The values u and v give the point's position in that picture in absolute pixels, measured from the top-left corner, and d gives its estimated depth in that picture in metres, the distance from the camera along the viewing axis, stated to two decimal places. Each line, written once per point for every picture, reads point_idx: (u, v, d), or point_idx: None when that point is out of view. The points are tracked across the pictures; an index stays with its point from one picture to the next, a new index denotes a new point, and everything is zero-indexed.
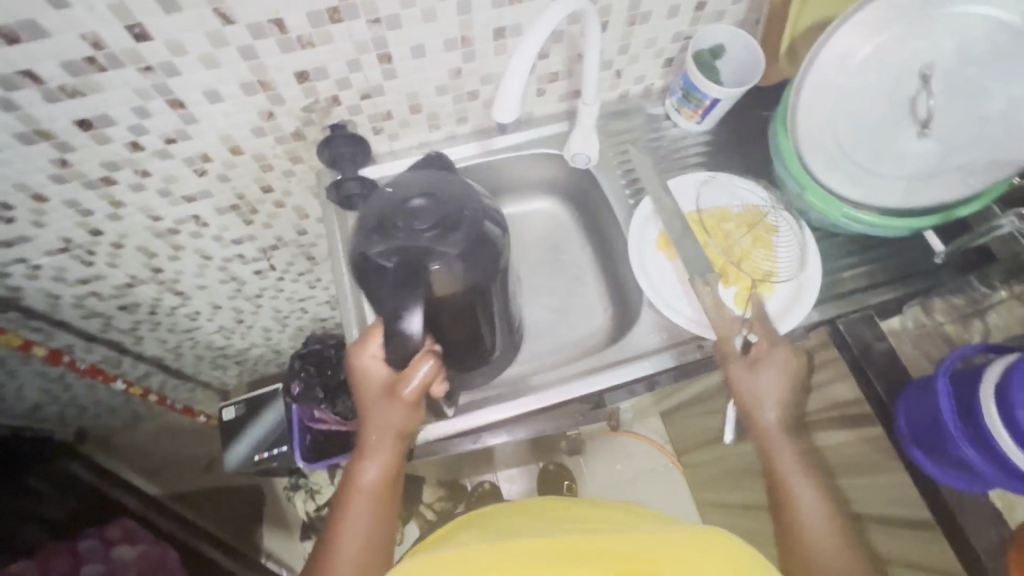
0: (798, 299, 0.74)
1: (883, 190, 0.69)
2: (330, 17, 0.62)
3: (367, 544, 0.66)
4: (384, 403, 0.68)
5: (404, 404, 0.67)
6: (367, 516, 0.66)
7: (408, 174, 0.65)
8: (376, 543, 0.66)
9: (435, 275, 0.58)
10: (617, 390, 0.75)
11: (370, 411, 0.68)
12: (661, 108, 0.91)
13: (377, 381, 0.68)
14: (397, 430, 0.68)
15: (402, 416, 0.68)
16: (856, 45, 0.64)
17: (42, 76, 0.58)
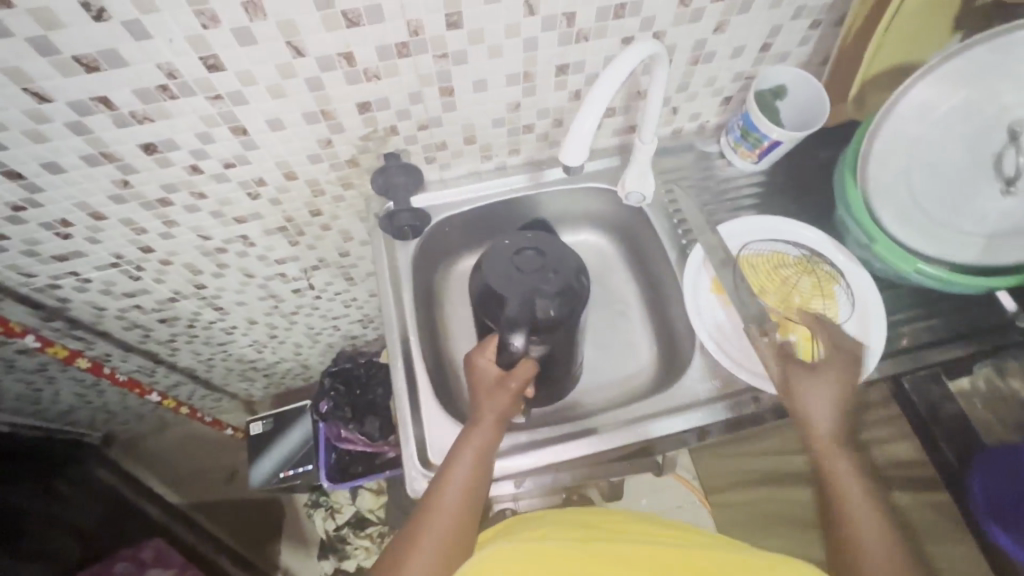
0: (861, 356, 0.71)
1: (959, 245, 0.66)
2: (398, 51, 0.62)
3: (456, 524, 0.61)
4: (497, 383, 0.68)
5: (509, 392, 0.68)
6: (460, 495, 0.62)
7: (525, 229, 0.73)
8: (465, 527, 0.61)
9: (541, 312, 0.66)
10: (667, 437, 0.72)
11: (481, 393, 0.68)
12: (715, 146, 0.89)
13: (491, 370, 0.69)
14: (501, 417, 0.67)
15: (506, 402, 0.68)
16: (938, 95, 0.63)
17: (115, 102, 0.58)
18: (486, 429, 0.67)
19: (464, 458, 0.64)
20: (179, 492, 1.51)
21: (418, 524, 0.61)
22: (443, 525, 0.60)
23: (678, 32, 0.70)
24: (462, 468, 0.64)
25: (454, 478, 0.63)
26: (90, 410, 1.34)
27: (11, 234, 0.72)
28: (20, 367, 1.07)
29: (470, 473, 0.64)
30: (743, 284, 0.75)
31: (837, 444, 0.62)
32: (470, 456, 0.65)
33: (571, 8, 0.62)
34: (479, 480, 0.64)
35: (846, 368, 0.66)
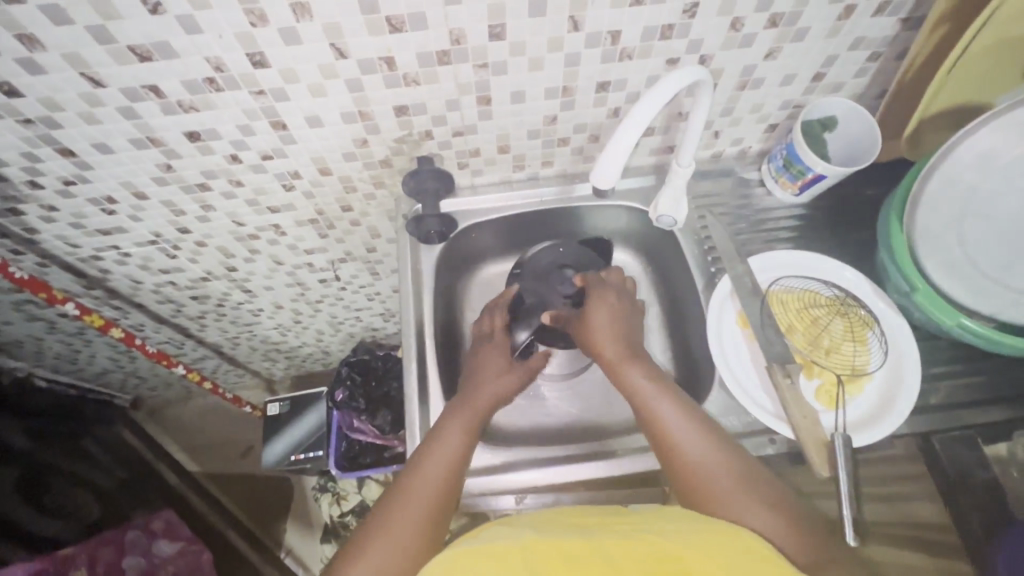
0: (890, 409, 0.67)
1: (1006, 301, 0.63)
2: (438, 59, 0.62)
3: (434, 496, 0.59)
4: (494, 369, 0.71)
5: (505, 380, 0.71)
6: (442, 473, 0.61)
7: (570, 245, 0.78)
8: (443, 503, 0.59)
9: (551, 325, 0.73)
10: None
11: (480, 377, 0.70)
12: (756, 173, 0.86)
13: (493, 361, 0.72)
14: (494, 402, 0.69)
15: (501, 388, 0.70)
16: (1005, 146, 0.59)
17: (164, 91, 0.60)
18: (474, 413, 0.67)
19: (452, 436, 0.64)
20: (196, 461, 1.57)
21: (396, 496, 0.59)
22: (421, 497, 0.59)
23: (726, 56, 0.67)
24: (449, 445, 0.63)
25: (439, 454, 0.62)
26: (121, 374, 1.40)
27: (60, 206, 0.76)
28: (60, 328, 1.13)
29: (457, 451, 0.63)
30: (770, 320, 0.72)
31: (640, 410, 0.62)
32: (458, 435, 0.64)
33: (617, 26, 0.61)
34: (464, 460, 0.63)
35: (623, 340, 0.67)
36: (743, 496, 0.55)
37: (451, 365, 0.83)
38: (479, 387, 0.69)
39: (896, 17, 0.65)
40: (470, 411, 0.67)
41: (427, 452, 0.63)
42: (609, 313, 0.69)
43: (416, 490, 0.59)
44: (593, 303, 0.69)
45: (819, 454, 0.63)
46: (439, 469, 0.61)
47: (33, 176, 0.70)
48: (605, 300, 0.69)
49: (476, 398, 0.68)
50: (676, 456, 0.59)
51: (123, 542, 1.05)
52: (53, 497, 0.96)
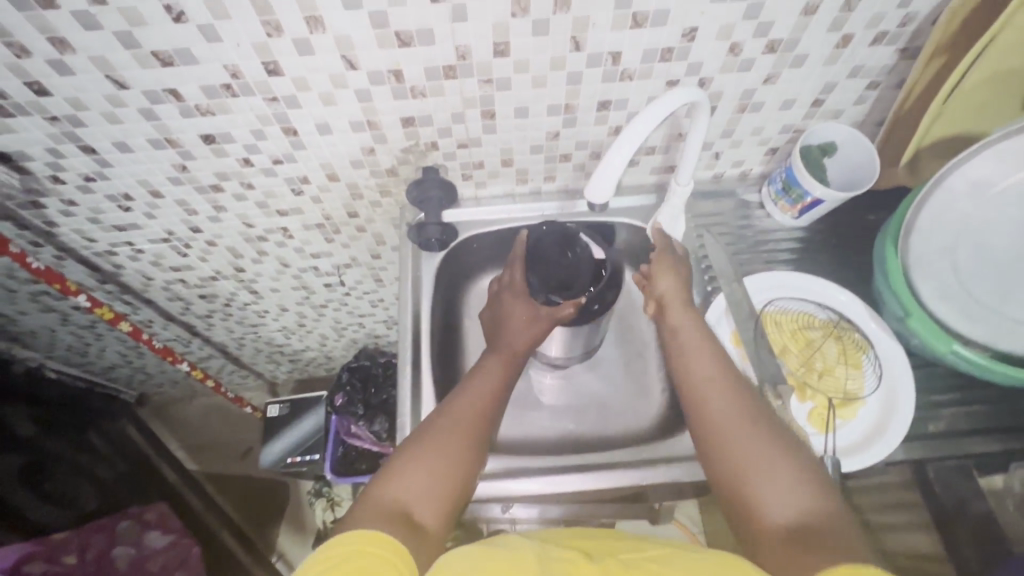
0: (883, 434, 0.67)
1: (1004, 331, 0.63)
2: (444, 73, 0.64)
3: (473, 427, 0.62)
4: (527, 314, 0.71)
5: (537, 327, 0.70)
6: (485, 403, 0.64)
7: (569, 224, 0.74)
8: (478, 430, 0.62)
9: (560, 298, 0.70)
10: (662, 485, 0.70)
11: (511, 320, 0.71)
12: (757, 195, 0.87)
13: (519, 311, 0.71)
14: (527, 345, 0.70)
15: (534, 334, 0.70)
16: (997, 176, 0.60)
17: (183, 94, 0.63)
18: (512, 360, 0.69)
19: (490, 372, 0.67)
20: (196, 459, 1.58)
21: (436, 422, 0.61)
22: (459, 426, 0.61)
23: (726, 80, 0.69)
24: (486, 380, 0.66)
25: (477, 387, 0.65)
26: (129, 369, 1.43)
27: (80, 201, 0.79)
28: (73, 321, 1.16)
29: (494, 387, 0.66)
30: (764, 340, 0.72)
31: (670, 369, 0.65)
32: (498, 373, 0.67)
33: (618, 48, 0.63)
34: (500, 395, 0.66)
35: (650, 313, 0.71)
36: (767, 470, 0.54)
37: (446, 372, 0.84)
38: (513, 333, 0.70)
39: (894, 47, 0.66)
40: (507, 353, 0.69)
41: (466, 385, 0.66)
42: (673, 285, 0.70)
43: (454, 418, 0.62)
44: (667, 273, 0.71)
45: None
46: (478, 400, 0.64)
47: (56, 170, 0.73)
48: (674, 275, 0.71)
49: (511, 342, 0.70)
50: (717, 413, 0.59)
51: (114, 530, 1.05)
52: (53, 484, 0.98)
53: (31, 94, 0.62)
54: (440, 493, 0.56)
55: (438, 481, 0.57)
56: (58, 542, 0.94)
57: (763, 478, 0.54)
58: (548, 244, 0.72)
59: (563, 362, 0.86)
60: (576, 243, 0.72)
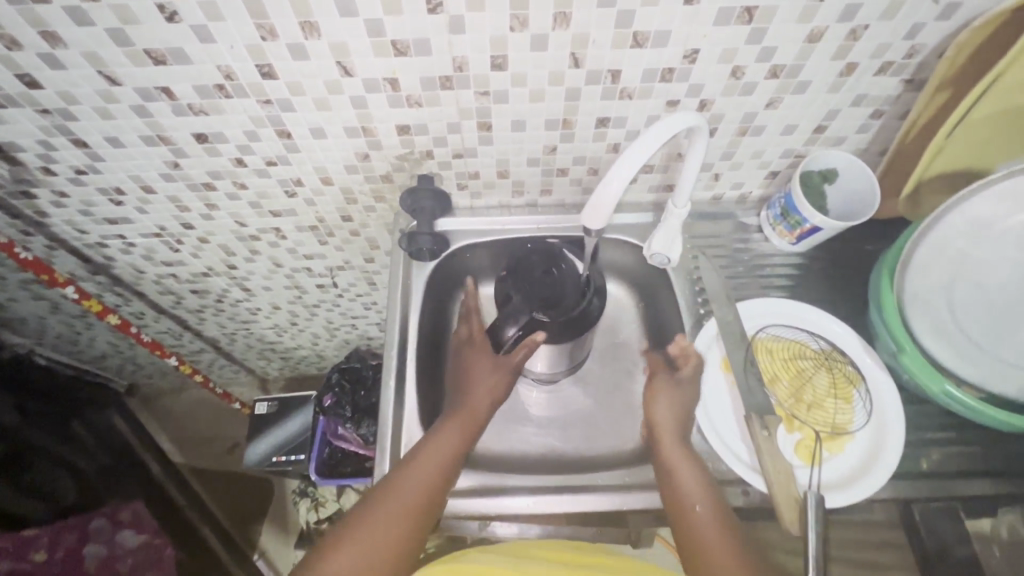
0: (870, 471, 0.66)
1: (1000, 374, 0.61)
2: (441, 83, 0.63)
3: (420, 492, 0.64)
4: (488, 368, 0.76)
5: (494, 390, 0.75)
6: (433, 471, 0.66)
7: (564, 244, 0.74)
8: (428, 497, 0.64)
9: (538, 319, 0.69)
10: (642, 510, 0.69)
11: (474, 377, 0.75)
12: (755, 218, 0.86)
13: (482, 363, 0.77)
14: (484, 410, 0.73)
15: (491, 396, 0.75)
16: (997, 215, 0.59)
17: (176, 93, 0.63)
18: (464, 419, 0.72)
19: (446, 435, 0.69)
20: (183, 451, 1.58)
21: (386, 488, 0.64)
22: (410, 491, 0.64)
23: (726, 102, 0.68)
24: (439, 442, 0.68)
25: (429, 449, 0.67)
26: (119, 358, 1.43)
27: (71, 193, 0.79)
28: (64, 309, 1.16)
29: (448, 453, 0.68)
30: (753, 368, 0.71)
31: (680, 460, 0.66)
32: (451, 438, 0.69)
33: (617, 66, 0.62)
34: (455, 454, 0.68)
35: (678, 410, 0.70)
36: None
37: (432, 383, 0.82)
38: (472, 396, 0.74)
39: (899, 77, 0.65)
40: (465, 416, 0.72)
41: (419, 450, 0.68)
42: (670, 400, 0.71)
43: (405, 489, 0.64)
44: (661, 388, 0.72)
45: (792, 514, 0.62)
46: (430, 463, 0.66)
47: (48, 163, 0.73)
48: (676, 390, 0.72)
49: (469, 403, 0.73)
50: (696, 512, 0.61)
51: (85, 529, 1.07)
52: (35, 476, 0.97)
53: (22, 86, 0.61)
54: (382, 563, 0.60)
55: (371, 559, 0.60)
56: (28, 539, 0.97)
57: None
58: (533, 262, 0.71)
59: (549, 377, 0.84)
60: (560, 261, 0.71)
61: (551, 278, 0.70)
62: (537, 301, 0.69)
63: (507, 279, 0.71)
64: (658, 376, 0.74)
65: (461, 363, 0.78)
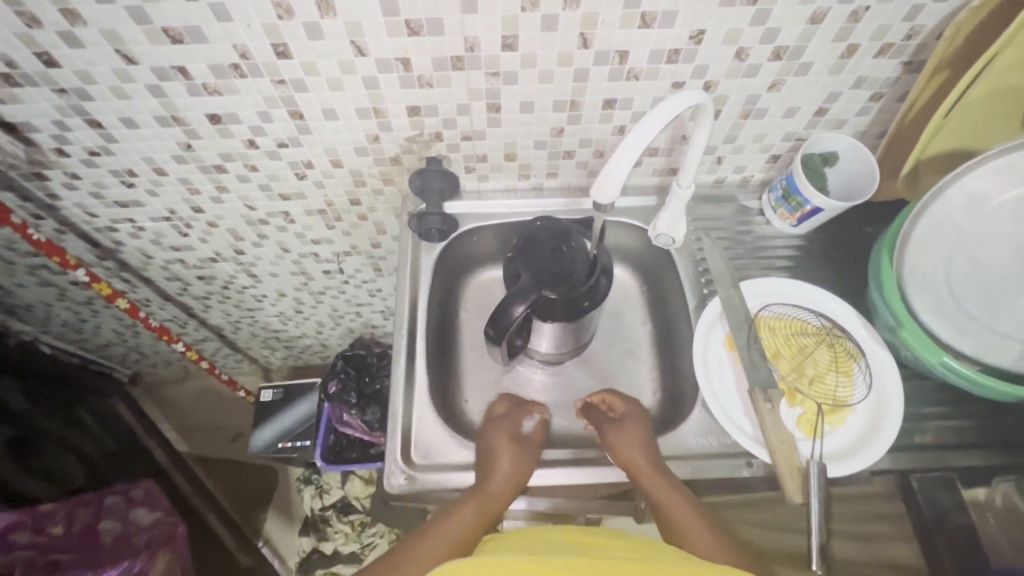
0: (870, 443, 0.67)
1: (994, 347, 0.63)
2: (452, 64, 0.65)
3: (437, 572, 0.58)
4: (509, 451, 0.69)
5: (511, 480, 0.67)
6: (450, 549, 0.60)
7: (576, 223, 0.77)
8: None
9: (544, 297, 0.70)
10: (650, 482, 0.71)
11: (497, 463, 0.68)
12: (757, 202, 0.88)
13: (505, 450, 0.69)
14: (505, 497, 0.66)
15: (513, 483, 0.67)
16: (991, 190, 0.62)
17: (191, 73, 0.64)
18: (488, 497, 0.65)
19: (460, 519, 0.62)
20: (187, 441, 1.59)
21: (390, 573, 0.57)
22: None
23: (730, 84, 0.70)
24: (450, 529, 0.61)
25: (440, 534, 0.61)
26: (123, 348, 1.44)
27: (83, 175, 0.80)
28: (71, 296, 1.16)
29: (460, 539, 0.61)
30: (757, 344, 0.73)
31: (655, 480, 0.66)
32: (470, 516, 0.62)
33: (625, 47, 0.64)
34: (467, 538, 0.61)
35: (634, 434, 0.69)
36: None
37: (440, 364, 0.84)
38: (491, 478, 0.66)
39: (898, 59, 0.67)
40: (483, 499, 0.64)
41: (429, 534, 0.61)
42: (629, 444, 0.68)
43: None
44: (613, 434, 0.70)
45: (795, 483, 0.64)
46: (443, 551, 0.59)
47: (61, 144, 0.74)
48: (626, 430, 0.70)
49: (488, 486, 0.66)
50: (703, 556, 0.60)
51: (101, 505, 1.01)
52: (43, 459, 0.97)
53: (40, 65, 0.62)
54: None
55: None
56: (45, 512, 0.92)
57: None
58: (544, 240, 0.74)
59: (555, 358, 0.86)
60: (569, 239, 0.73)
61: (561, 254, 0.72)
62: (547, 277, 0.71)
63: (515, 258, 0.73)
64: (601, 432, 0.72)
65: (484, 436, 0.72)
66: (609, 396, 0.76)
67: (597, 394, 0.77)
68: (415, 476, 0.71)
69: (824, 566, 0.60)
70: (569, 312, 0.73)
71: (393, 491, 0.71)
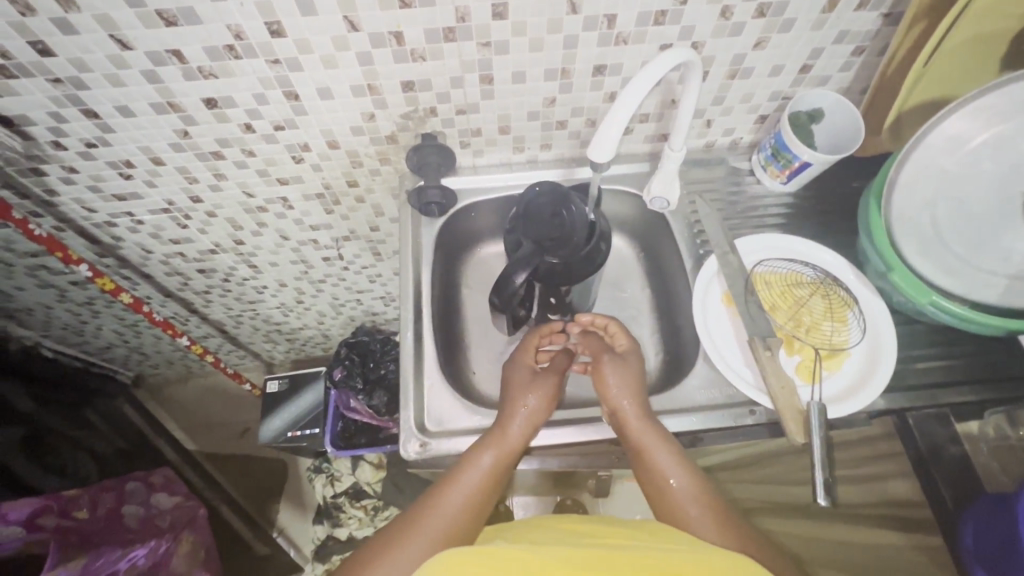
0: (866, 384, 0.70)
1: (980, 283, 0.66)
2: (444, 35, 0.66)
3: (457, 516, 0.62)
4: (534, 383, 0.73)
5: (532, 416, 0.71)
6: (471, 491, 0.64)
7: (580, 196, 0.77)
8: (463, 532, 0.62)
9: (547, 264, 0.72)
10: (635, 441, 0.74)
11: (519, 396, 0.72)
12: (747, 163, 0.89)
13: (530, 386, 0.73)
14: (524, 439, 0.69)
15: (529, 419, 0.70)
16: (970, 131, 0.64)
17: (186, 56, 0.65)
18: (503, 441, 0.68)
19: (479, 468, 0.66)
20: (194, 439, 1.59)
21: (416, 519, 0.62)
22: (446, 520, 0.62)
23: (716, 44, 0.71)
24: (469, 479, 0.65)
25: (461, 480, 0.65)
26: (125, 349, 1.43)
27: (80, 168, 0.80)
28: (71, 297, 1.16)
29: (478, 482, 0.65)
30: (753, 296, 0.75)
31: (640, 414, 0.69)
32: (484, 466, 0.66)
33: (613, 11, 0.65)
34: (485, 480, 0.65)
35: (626, 375, 0.72)
36: (709, 522, 0.61)
37: (445, 338, 0.85)
38: (510, 422, 0.69)
39: (877, 12, 0.69)
40: (500, 444, 0.68)
41: (450, 481, 0.65)
42: (618, 375, 0.72)
43: (437, 521, 0.61)
44: (607, 365, 0.73)
45: (796, 425, 0.67)
46: (465, 497, 0.64)
47: (58, 136, 0.74)
48: (619, 365, 0.73)
49: (505, 432, 0.69)
50: (677, 488, 0.64)
51: (124, 490, 0.98)
52: (55, 457, 0.97)
53: (35, 54, 0.63)
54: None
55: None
56: (70, 496, 0.87)
57: (711, 523, 0.61)
58: (543, 208, 0.74)
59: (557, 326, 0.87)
60: (568, 204, 0.74)
61: (561, 220, 0.73)
62: (547, 246, 0.72)
63: (518, 225, 0.75)
64: (601, 356, 0.75)
65: (509, 370, 0.76)
66: (610, 324, 0.79)
67: (598, 318, 0.80)
68: (429, 443, 0.73)
69: (830, 500, 0.62)
70: (573, 279, 0.74)
71: (409, 457, 0.72)
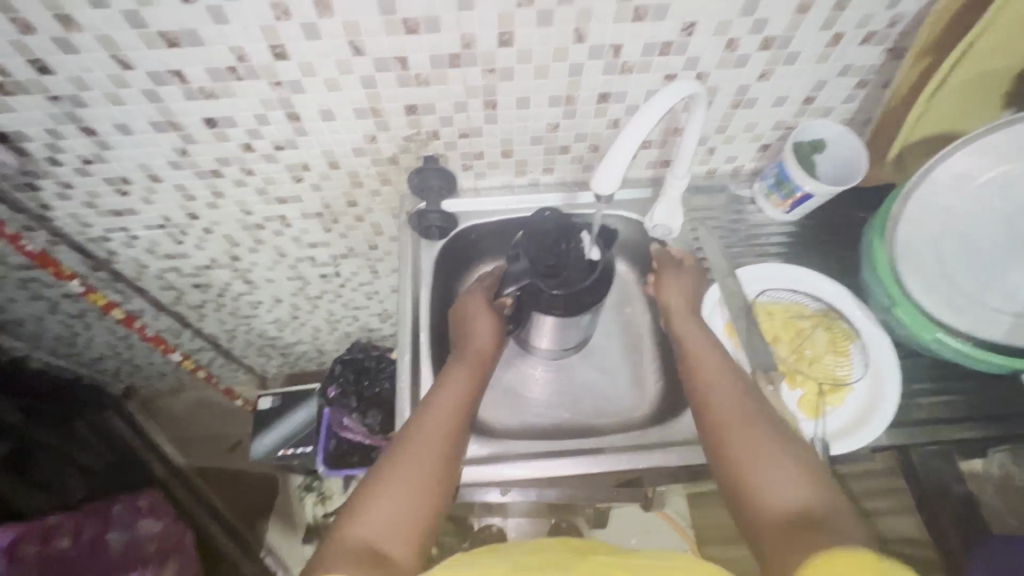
0: (868, 422, 0.69)
1: (988, 321, 0.66)
2: (449, 61, 0.65)
3: (444, 433, 0.64)
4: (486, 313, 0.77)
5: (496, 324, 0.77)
6: (452, 412, 0.66)
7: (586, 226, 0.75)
8: (448, 447, 0.63)
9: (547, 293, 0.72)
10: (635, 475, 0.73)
11: (473, 326, 0.76)
12: (749, 191, 0.89)
13: (483, 320, 0.76)
14: (488, 348, 0.74)
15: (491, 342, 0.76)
16: (977, 168, 0.64)
17: (188, 77, 0.64)
18: (472, 368, 0.72)
19: (455, 385, 0.69)
20: (184, 453, 1.56)
21: (404, 438, 0.63)
22: (434, 438, 0.63)
23: (721, 75, 0.71)
24: (447, 398, 0.67)
25: (442, 399, 0.67)
26: (116, 361, 1.41)
27: (76, 184, 0.79)
28: (61, 310, 1.14)
29: (459, 400, 0.67)
30: (756, 328, 0.75)
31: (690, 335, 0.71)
32: (461, 382, 0.69)
33: (619, 40, 0.65)
34: (468, 402, 0.68)
35: (691, 310, 0.74)
36: (763, 466, 0.56)
37: (451, 306, 0.87)
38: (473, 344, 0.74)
39: (882, 46, 0.69)
40: (472, 365, 0.72)
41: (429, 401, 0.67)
42: (677, 295, 0.76)
43: (426, 440, 0.62)
44: (667, 276, 0.77)
45: None
46: (443, 416, 0.65)
47: (54, 152, 0.73)
48: (680, 281, 0.77)
49: (472, 348, 0.74)
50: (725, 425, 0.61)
51: (108, 515, 1.00)
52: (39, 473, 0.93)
53: (34, 72, 0.62)
54: (412, 520, 0.57)
55: (407, 505, 0.57)
56: (50, 525, 0.90)
57: (765, 468, 0.56)
58: (547, 236, 0.72)
59: (555, 354, 0.86)
60: (571, 237, 0.72)
61: (564, 245, 0.71)
62: (545, 270, 0.71)
63: (521, 243, 0.73)
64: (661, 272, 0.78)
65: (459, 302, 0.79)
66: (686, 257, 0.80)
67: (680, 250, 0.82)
68: None
69: None
70: (569, 309, 0.73)
71: None
